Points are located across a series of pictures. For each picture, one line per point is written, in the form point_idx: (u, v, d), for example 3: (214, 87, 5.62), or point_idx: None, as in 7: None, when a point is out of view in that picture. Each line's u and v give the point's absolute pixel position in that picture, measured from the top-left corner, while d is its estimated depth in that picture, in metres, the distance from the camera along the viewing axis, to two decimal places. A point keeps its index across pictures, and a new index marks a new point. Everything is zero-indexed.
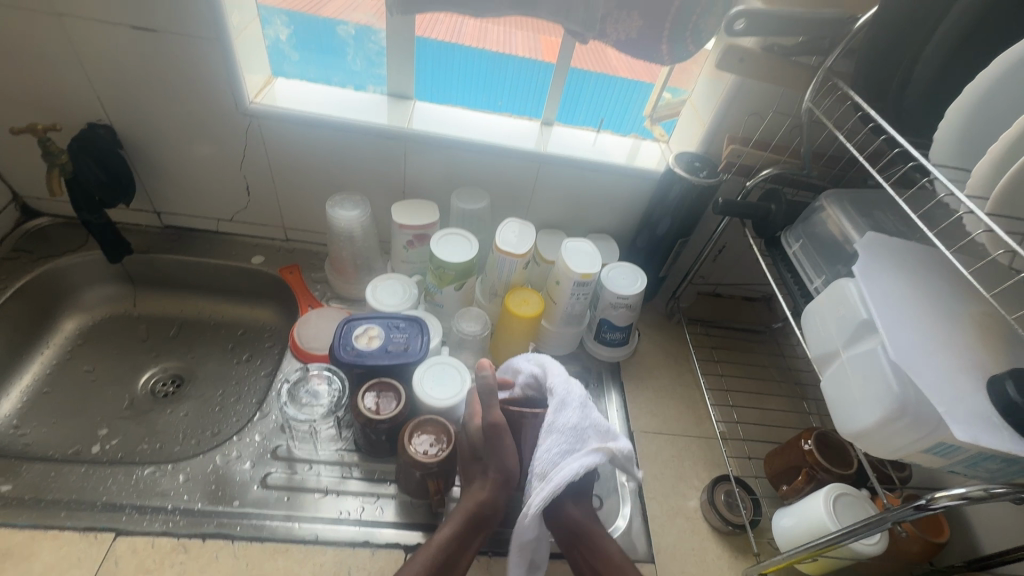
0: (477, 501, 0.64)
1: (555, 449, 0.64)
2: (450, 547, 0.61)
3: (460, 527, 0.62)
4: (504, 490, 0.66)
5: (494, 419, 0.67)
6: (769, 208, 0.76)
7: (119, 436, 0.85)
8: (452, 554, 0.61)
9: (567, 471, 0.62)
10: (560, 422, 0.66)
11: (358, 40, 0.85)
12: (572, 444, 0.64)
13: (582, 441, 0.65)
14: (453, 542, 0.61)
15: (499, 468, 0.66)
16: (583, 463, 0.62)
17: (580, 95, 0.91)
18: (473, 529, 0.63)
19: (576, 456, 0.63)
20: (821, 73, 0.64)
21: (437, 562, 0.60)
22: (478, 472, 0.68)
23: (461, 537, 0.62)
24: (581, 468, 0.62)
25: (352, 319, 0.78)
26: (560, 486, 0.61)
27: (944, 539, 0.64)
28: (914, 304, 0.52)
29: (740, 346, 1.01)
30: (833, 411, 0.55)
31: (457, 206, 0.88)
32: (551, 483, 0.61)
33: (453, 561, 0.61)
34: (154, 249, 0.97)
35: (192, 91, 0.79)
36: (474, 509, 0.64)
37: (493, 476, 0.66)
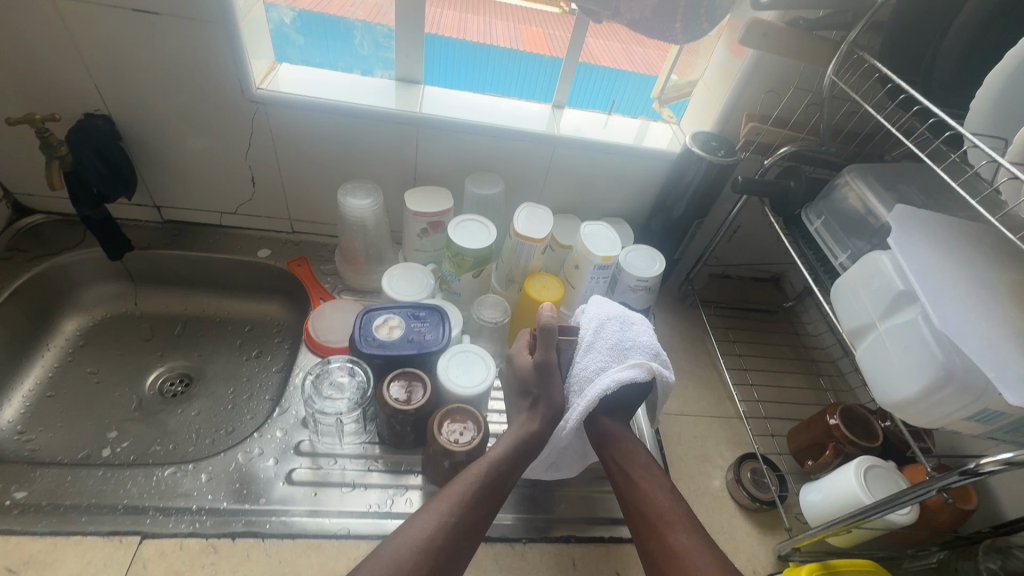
0: (528, 430, 0.66)
1: (593, 365, 0.67)
2: (500, 469, 0.62)
3: (511, 453, 0.64)
4: (553, 423, 0.68)
5: (545, 357, 0.69)
6: (788, 185, 0.77)
7: (131, 438, 0.82)
8: (503, 478, 0.62)
9: (601, 384, 0.65)
10: (598, 340, 0.68)
11: (366, 22, 0.82)
12: (605, 362, 0.67)
13: (621, 357, 0.67)
14: (505, 463, 0.63)
15: (549, 403, 0.68)
16: (618, 376, 0.64)
17: (592, 77, 0.89)
18: (522, 458, 0.64)
19: (612, 371, 0.66)
20: (844, 47, 0.63)
21: (487, 485, 0.60)
22: (526, 406, 0.70)
23: (510, 462, 0.63)
24: (615, 381, 0.65)
25: (371, 309, 0.77)
26: (594, 399, 0.65)
27: (973, 506, 0.65)
28: (951, 276, 0.53)
29: (753, 326, 1.02)
30: (872, 384, 0.55)
31: (472, 192, 0.87)
32: (586, 396, 0.65)
33: (503, 482, 0.62)
34: (156, 245, 0.94)
35: (195, 77, 0.76)
36: (522, 440, 0.65)
37: (544, 409, 0.68)
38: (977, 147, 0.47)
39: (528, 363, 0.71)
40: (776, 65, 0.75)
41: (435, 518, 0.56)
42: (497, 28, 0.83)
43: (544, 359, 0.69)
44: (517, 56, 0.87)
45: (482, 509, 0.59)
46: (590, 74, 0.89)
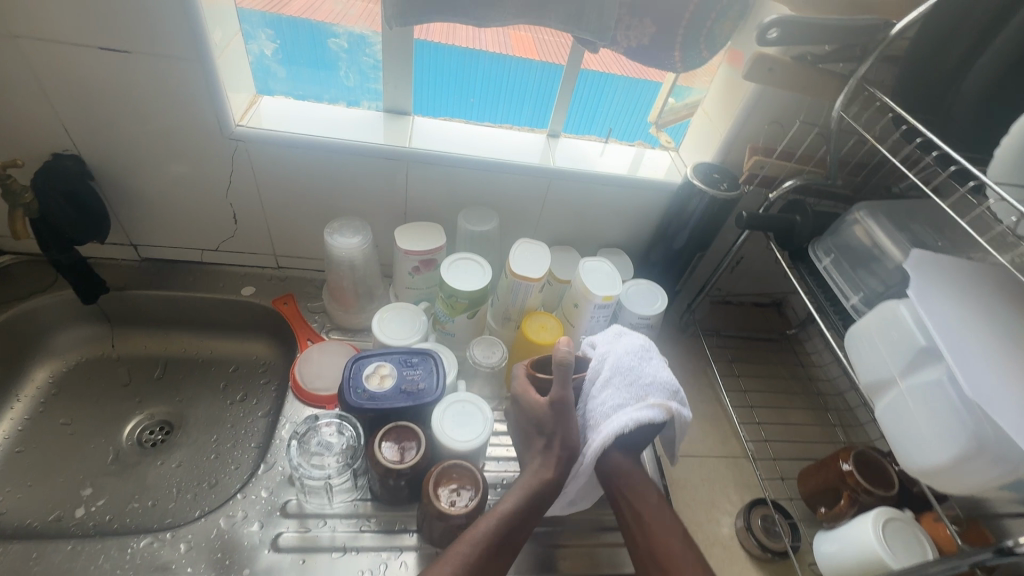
0: (541, 480, 0.61)
1: (610, 401, 0.63)
2: (512, 523, 0.58)
3: (524, 503, 0.59)
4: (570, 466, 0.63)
5: (562, 397, 0.64)
6: (794, 220, 0.73)
7: (106, 496, 0.78)
8: (516, 528, 0.58)
9: (618, 422, 0.61)
10: (616, 376, 0.65)
11: (351, 53, 0.78)
12: (623, 400, 0.63)
13: (640, 395, 0.63)
14: (520, 514, 0.58)
15: (564, 444, 0.63)
16: (635, 415, 0.60)
17: (587, 103, 0.86)
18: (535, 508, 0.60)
19: (630, 410, 0.62)
20: (854, 82, 0.61)
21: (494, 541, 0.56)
22: (540, 449, 0.65)
23: (523, 513, 0.59)
24: (633, 420, 0.60)
25: (361, 357, 0.72)
26: (610, 437, 0.61)
27: None
28: (977, 331, 0.50)
29: (757, 357, 0.99)
30: (894, 445, 0.53)
31: (465, 228, 0.83)
32: (601, 433, 0.62)
33: (514, 535, 0.58)
34: (133, 286, 0.90)
35: (169, 115, 0.72)
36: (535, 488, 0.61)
37: (558, 454, 0.63)
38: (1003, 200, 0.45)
39: (542, 402, 0.66)
40: (779, 96, 0.73)
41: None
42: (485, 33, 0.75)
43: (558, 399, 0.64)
44: (505, 61, 0.79)
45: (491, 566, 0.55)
46: (586, 101, 0.86)
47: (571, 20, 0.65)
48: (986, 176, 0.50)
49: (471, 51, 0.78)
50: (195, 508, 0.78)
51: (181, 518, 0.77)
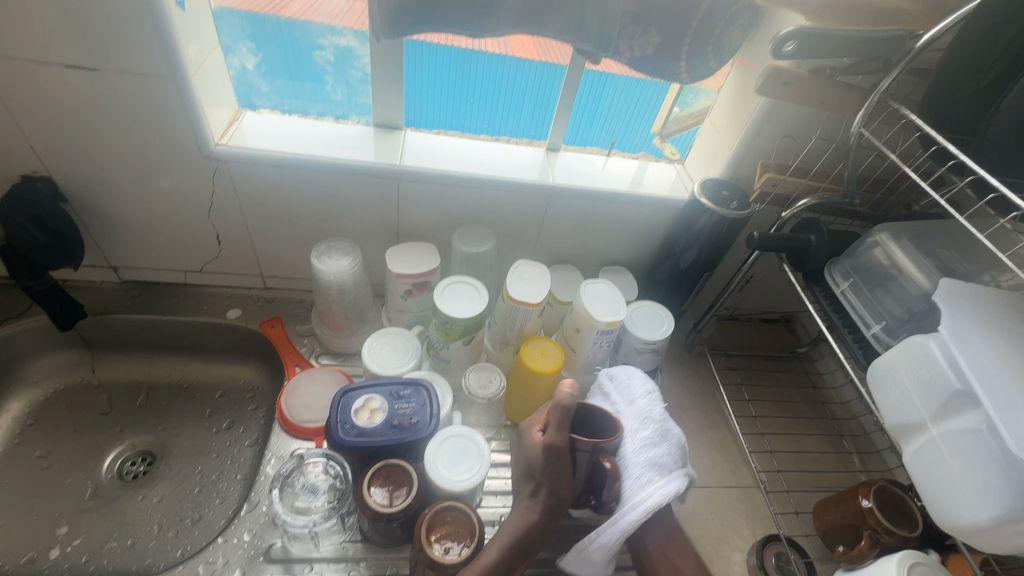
0: (527, 522, 0.59)
1: (651, 460, 0.64)
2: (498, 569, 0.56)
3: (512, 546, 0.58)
4: (557, 510, 0.60)
5: (556, 441, 0.60)
6: (809, 240, 0.68)
7: (83, 535, 0.73)
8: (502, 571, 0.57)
9: (664, 490, 0.61)
10: (653, 433, 0.67)
11: (338, 66, 0.74)
12: (660, 468, 0.64)
13: (670, 463, 0.65)
14: (504, 561, 0.57)
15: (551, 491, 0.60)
16: (675, 489, 0.61)
17: (587, 115, 0.82)
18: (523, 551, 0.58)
19: (674, 474, 0.63)
20: (876, 97, 0.56)
21: None
22: (527, 492, 0.61)
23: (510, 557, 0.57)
24: (680, 488, 0.61)
25: (350, 389, 0.68)
26: (653, 507, 0.60)
27: None
28: (1016, 373, 0.45)
29: (767, 378, 0.95)
30: (926, 498, 0.48)
31: (460, 249, 0.79)
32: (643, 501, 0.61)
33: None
34: (113, 309, 0.85)
35: (144, 134, 0.68)
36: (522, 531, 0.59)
37: (545, 500, 0.59)
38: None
39: (537, 445, 0.61)
40: (792, 110, 0.68)
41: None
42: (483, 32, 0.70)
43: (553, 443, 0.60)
44: (505, 62, 0.74)
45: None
46: (588, 112, 0.82)
47: (571, 28, 0.61)
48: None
49: (471, 51, 0.72)
50: (177, 548, 0.74)
51: (162, 559, 0.72)
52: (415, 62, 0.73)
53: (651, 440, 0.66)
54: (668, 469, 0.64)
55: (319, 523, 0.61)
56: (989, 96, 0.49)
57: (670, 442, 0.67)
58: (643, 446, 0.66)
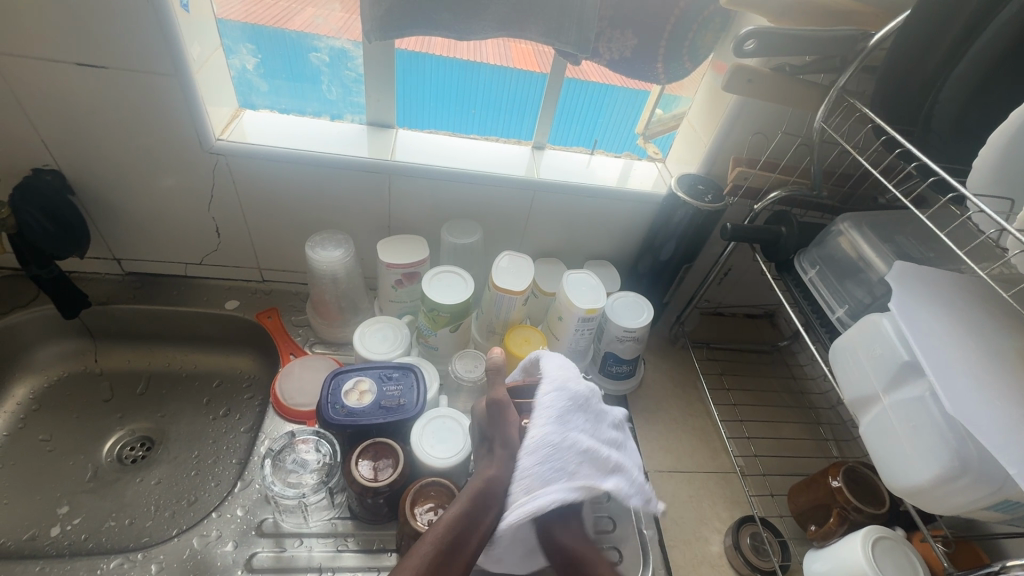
0: (484, 477, 0.49)
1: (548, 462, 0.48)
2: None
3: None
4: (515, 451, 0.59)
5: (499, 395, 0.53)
6: (779, 232, 0.72)
7: (82, 514, 0.76)
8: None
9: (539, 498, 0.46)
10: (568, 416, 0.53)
11: (333, 67, 0.78)
12: (551, 471, 0.48)
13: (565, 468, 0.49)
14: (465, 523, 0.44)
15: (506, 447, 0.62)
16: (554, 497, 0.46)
17: (571, 116, 0.86)
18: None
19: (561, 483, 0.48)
20: (834, 93, 0.60)
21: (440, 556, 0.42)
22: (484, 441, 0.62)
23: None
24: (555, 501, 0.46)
25: (341, 371, 0.71)
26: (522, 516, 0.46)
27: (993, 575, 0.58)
28: (959, 346, 0.49)
29: (747, 369, 0.98)
30: (879, 464, 0.53)
31: (448, 241, 0.83)
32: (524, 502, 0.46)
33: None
34: (115, 300, 0.89)
35: (149, 130, 0.72)
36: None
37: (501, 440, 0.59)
38: (982, 211, 0.45)
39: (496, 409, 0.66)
40: (761, 108, 0.72)
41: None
42: (486, 46, 0.75)
43: (505, 386, 0.62)
44: (507, 72, 0.79)
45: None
46: (572, 113, 0.86)
47: (551, 31, 0.64)
48: (966, 188, 0.50)
49: (472, 63, 0.76)
50: (172, 527, 0.76)
51: (158, 537, 0.75)
52: (414, 68, 0.78)
53: (553, 440, 0.50)
54: (561, 475, 0.48)
55: (308, 495, 0.64)
56: (933, 89, 0.53)
57: (579, 445, 0.51)
58: (539, 447, 0.49)
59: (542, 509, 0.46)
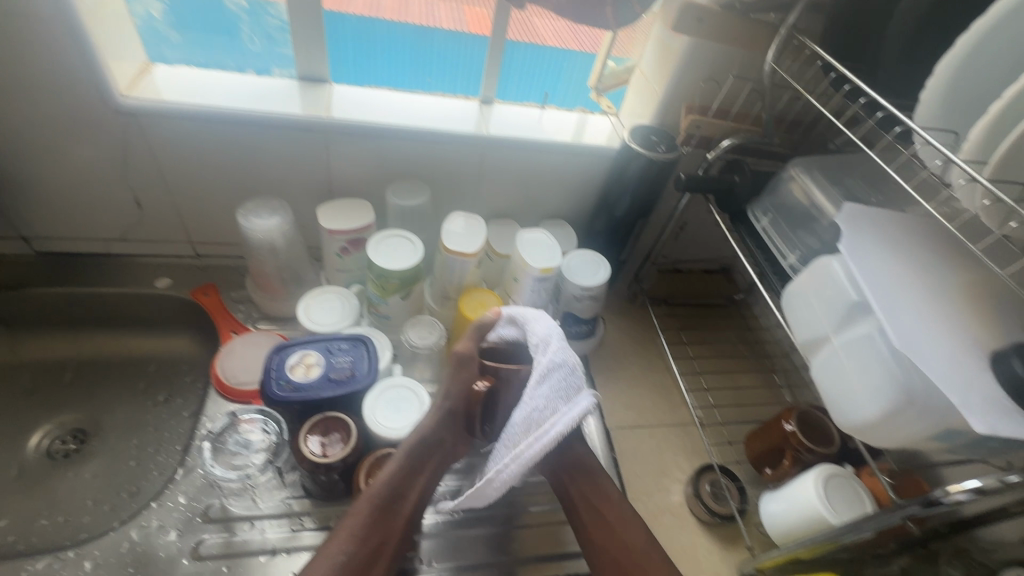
0: (421, 431, 0.59)
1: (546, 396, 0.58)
2: (401, 479, 0.55)
3: (413, 451, 0.57)
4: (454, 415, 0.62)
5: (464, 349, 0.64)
6: (732, 181, 0.71)
7: (8, 516, 0.70)
8: (403, 485, 0.55)
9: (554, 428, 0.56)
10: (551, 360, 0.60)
11: (254, 15, 0.72)
12: (563, 393, 0.58)
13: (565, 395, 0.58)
14: (401, 474, 0.55)
15: (448, 396, 0.62)
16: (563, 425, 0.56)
17: (517, 70, 0.83)
18: (424, 456, 0.58)
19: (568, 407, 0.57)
20: (784, 31, 0.58)
21: (382, 500, 0.53)
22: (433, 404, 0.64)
23: (411, 465, 0.56)
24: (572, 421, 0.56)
25: (284, 346, 0.67)
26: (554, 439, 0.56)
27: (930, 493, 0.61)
28: (904, 282, 0.49)
29: (704, 323, 0.99)
30: (830, 404, 0.54)
31: (394, 203, 0.78)
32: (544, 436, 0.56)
33: (403, 491, 0.55)
34: (27, 283, 0.81)
35: (42, 87, 0.63)
36: (422, 438, 0.59)
37: (443, 405, 0.62)
38: (929, 143, 0.44)
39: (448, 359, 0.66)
40: (713, 52, 0.70)
41: (328, 562, 0.49)
42: (438, 8, 0.75)
43: (460, 349, 0.64)
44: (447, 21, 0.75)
45: (390, 532, 0.53)
46: (515, 66, 0.82)
47: None
48: (913, 121, 0.50)
49: (426, 28, 0.76)
50: (114, 521, 0.71)
51: (97, 532, 0.70)
52: (363, 31, 0.76)
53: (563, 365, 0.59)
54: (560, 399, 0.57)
55: (254, 476, 0.61)
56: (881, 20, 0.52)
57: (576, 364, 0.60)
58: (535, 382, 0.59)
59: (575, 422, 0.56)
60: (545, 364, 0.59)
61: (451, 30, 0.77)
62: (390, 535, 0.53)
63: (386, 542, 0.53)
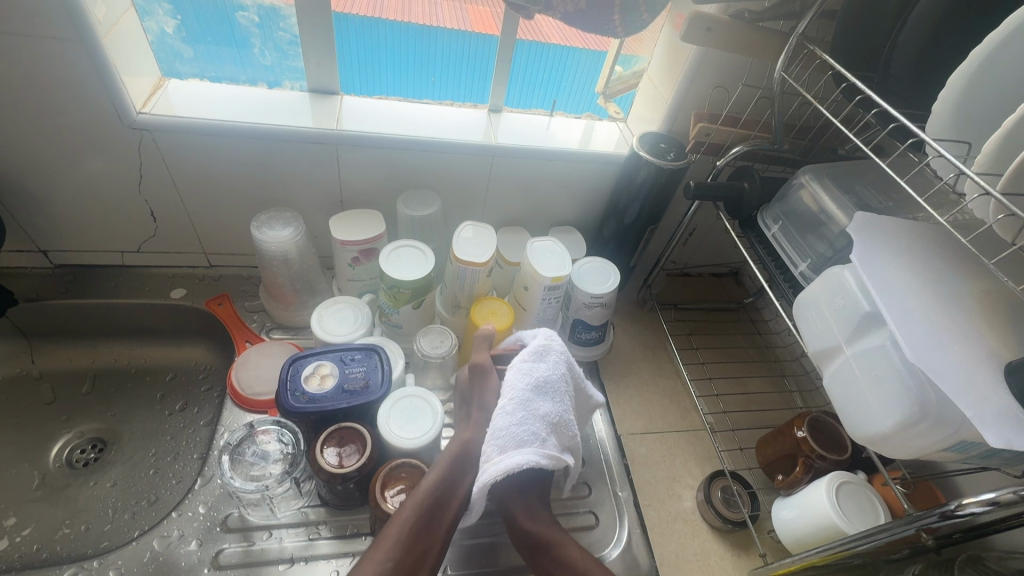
0: (462, 440, 0.61)
1: (512, 428, 0.58)
2: (443, 487, 0.57)
3: (455, 457, 0.59)
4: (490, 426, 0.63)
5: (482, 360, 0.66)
6: (742, 188, 0.71)
7: (31, 525, 0.71)
8: (444, 493, 0.57)
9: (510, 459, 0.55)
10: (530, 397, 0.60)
11: (264, 28, 0.71)
12: (526, 436, 0.57)
13: (535, 432, 0.58)
14: (443, 483, 0.57)
15: (482, 405, 0.64)
16: (516, 460, 0.55)
17: (530, 77, 0.82)
18: (466, 464, 0.59)
19: (526, 448, 0.57)
20: (794, 41, 0.58)
21: (426, 508, 0.55)
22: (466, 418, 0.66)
23: (453, 473, 0.58)
24: (527, 461, 0.55)
25: (299, 357, 0.68)
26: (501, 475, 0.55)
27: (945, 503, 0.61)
28: (918, 292, 0.49)
29: (714, 328, 0.99)
30: (844, 413, 0.54)
31: (405, 213, 0.79)
32: (495, 467, 0.56)
33: (447, 496, 0.56)
34: (46, 296, 0.82)
35: (62, 106, 0.64)
36: (462, 442, 0.61)
37: (476, 416, 0.64)
38: (941, 156, 0.44)
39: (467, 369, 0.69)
40: (722, 60, 0.71)
41: (375, 567, 0.50)
42: (441, 8, 0.73)
43: (479, 361, 0.66)
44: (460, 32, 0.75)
45: (433, 541, 0.54)
46: (525, 74, 0.82)
47: None
48: (925, 133, 0.50)
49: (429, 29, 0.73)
50: (134, 529, 0.73)
51: (118, 540, 0.71)
52: (365, 32, 0.73)
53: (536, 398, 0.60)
54: (529, 441, 0.57)
55: (272, 487, 0.61)
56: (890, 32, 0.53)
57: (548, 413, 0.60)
58: (515, 408, 0.59)
59: (517, 465, 0.55)
60: (517, 410, 0.59)
61: (454, 29, 0.74)
62: (438, 539, 0.54)
63: (430, 550, 0.54)
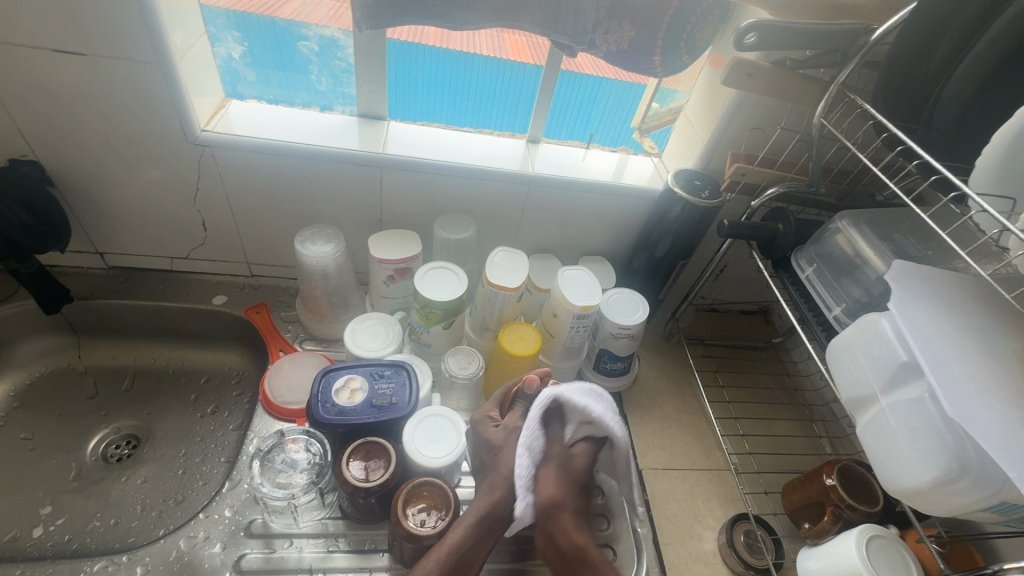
0: (490, 501, 0.58)
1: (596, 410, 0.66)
2: (468, 545, 0.56)
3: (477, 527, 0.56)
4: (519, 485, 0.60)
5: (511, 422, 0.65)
6: (776, 228, 0.71)
7: (65, 514, 0.74)
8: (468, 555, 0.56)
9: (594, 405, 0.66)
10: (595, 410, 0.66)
11: (322, 57, 0.76)
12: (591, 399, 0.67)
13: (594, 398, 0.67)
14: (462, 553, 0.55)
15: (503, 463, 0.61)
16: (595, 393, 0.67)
17: (567, 110, 0.85)
18: (489, 528, 0.57)
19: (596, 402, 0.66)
20: (834, 89, 0.60)
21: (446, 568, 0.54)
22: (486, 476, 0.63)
23: (475, 537, 0.56)
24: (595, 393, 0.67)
25: (332, 369, 0.70)
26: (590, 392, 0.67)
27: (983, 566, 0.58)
28: (958, 344, 0.48)
29: (742, 366, 0.97)
30: (877, 465, 0.53)
31: (441, 236, 0.82)
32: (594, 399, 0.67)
33: (469, 560, 0.56)
34: (98, 294, 0.87)
35: (135, 120, 0.69)
36: (491, 507, 0.58)
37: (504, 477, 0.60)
38: (984, 211, 0.44)
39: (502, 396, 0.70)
40: (761, 104, 0.72)
41: None
42: (480, 35, 0.73)
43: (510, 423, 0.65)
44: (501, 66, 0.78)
45: None
46: (565, 107, 0.84)
47: (547, 21, 0.61)
48: (967, 188, 0.51)
49: (467, 55, 0.75)
50: (159, 528, 0.74)
51: (144, 537, 0.73)
52: (412, 59, 0.77)
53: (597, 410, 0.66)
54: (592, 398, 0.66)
55: (298, 496, 0.63)
56: (935, 84, 0.54)
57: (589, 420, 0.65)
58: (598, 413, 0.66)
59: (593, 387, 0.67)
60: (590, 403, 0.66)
61: (490, 57, 0.76)
62: None
63: None
